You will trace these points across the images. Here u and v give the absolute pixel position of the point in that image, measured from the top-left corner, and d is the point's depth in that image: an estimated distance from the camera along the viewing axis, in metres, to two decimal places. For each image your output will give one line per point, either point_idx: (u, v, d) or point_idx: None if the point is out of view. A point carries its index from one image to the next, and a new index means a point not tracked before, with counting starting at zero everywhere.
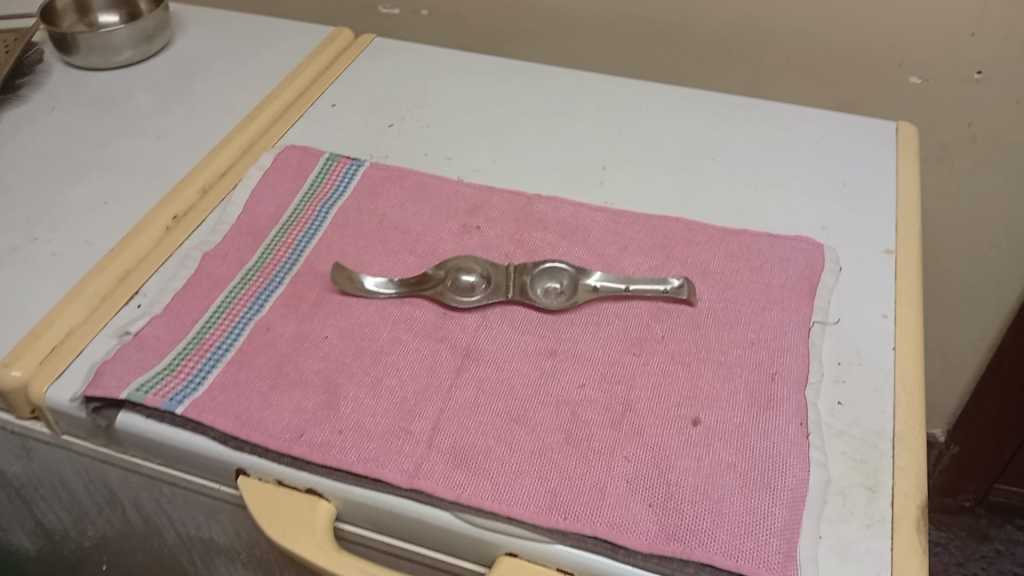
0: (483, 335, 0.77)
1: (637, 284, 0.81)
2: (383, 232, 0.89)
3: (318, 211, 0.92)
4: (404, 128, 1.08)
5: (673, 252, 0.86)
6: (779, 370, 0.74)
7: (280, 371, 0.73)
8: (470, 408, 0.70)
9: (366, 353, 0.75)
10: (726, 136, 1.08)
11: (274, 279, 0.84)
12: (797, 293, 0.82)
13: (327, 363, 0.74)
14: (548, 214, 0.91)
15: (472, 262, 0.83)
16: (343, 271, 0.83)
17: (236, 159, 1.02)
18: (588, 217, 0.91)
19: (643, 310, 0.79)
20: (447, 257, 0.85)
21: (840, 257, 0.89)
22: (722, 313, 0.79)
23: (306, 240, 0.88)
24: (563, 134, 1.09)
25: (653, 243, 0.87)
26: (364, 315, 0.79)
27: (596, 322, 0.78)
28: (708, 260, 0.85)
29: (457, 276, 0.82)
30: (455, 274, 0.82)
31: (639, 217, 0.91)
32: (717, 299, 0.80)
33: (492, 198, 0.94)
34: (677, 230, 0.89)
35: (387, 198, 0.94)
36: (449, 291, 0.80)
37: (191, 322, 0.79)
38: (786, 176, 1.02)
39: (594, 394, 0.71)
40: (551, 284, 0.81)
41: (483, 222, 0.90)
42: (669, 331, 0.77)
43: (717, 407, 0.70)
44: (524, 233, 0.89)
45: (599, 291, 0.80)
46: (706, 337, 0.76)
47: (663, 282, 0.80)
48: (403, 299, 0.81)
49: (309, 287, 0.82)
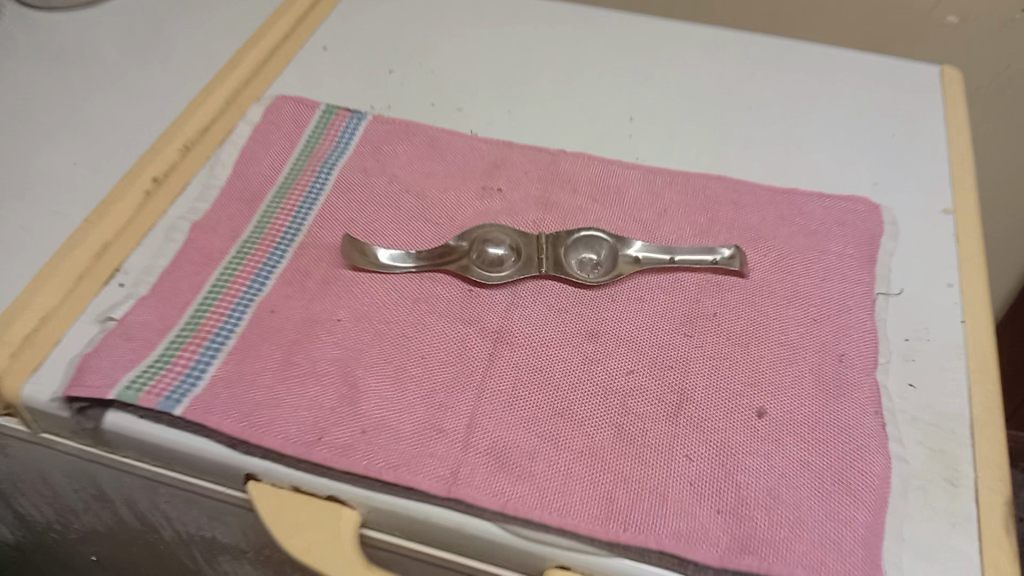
0: (516, 315, 0.69)
1: (683, 254, 0.73)
2: (394, 196, 0.80)
3: (318, 172, 0.82)
4: (407, 75, 0.98)
5: (716, 216, 0.78)
6: (845, 352, 0.67)
7: (291, 362, 0.65)
8: (509, 401, 0.62)
9: (385, 338, 0.67)
10: (760, 82, 0.99)
11: (275, 252, 0.74)
12: (856, 261, 0.75)
13: (343, 351, 0.66)
14: (576, 173, 0.82)
15: (499, 232, 0.75)
16: (354, 242, 0.74)
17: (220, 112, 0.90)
18: (621, 176, 0.82)
19: (691, 283, 0.71)
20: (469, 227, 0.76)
21: (895, 217, 0.81)
22: (777, 285, 0.71)
23: (307, 206, 0.79)
24: (582, 81, 0.99)
25: (695, 205, 0.79)
26: (379, 294, 0.71)
27: (640, 297, 0.70)
28: (757, 225, 0.77)
29: (482, 250, 0.73)
30: (480, 247, 0.73)
31: (675, 176, 0.82)
32: (771, 269, 0.73)
33: (513, 156, 0.84)
34: (720, 190, 0.81)
35: (395, 157, 0.84)
36: (475, 267, 0.72)
37: (184, 305, 0.70)
38: (828, 126, 0.93)
39: (645, 381, 0.64)
40: (587, 258, 0.74)
41: (506, 183, 0.81)
42: (721, 307, 0.70)
43: (782, 395, 0.63)
44: (551, 196, 0.80)
45: (642, 264, 0.72)
46: (763, 313, 0.69)
47: (712, 253, 0.72)
48: (422, 275, 0.72)
49: (315, 262, 0.73)
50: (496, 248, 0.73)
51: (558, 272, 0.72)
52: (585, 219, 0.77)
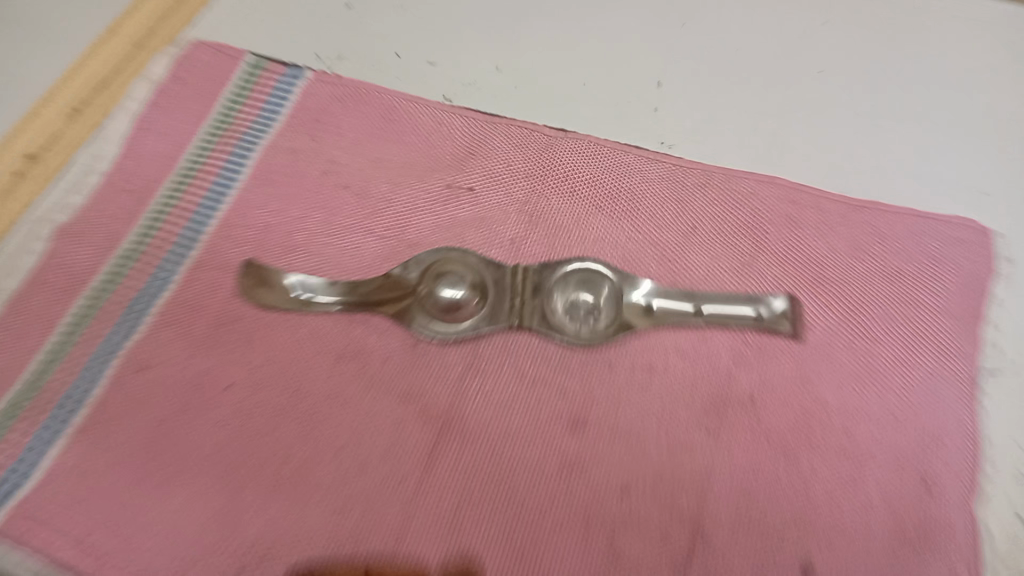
0: (472, 387, 0.50)
1: (713, 304, 0.53)
2: (328, 195, 0.59)
3: (233, 154, 0.61)
4: (366, 7, 0.72)
5: (767, 244, 0.56)
6: (934, 472, 0.47)
7: (161, 452, 0.49)
8: (448, 532, 0.45)
9: (292, 422, 0.49)
10: (847, 31, 0.72)
11: (157, 273, 0.55)
12: (961, 322, 0.53)
13: (231, 439, 0.49)
14: (577, 169, 0.60)
15: (457, 262, 0.55)
16: (257, 270, 0.54)
17: (114, 55, 0.68)
18: (637, 172, 0.60)
19: (722, 351, 0.51)
20: (422, 250, 0.56)
21: (1012, 247, 0.59)
22: (845, 358, 0.51)
23: (212, 206, 0.58)
24: (604, 12, 0.72)
25: (737, 222, 0.57)
26: (292, 349, 0.52)
27: (648, 366, 0.51)
28: (824, 259, 0.55)
29: (432, 288, 0.53)
30: (431, 284, 0.54)
31: (712, 180, 0.60)
32: (838, 329, 0.52)
33: (493, 141, 0.62)
34: (775, 200, 0.58)
35: (336, 131, 0.62)
36: (423, 314, 0.53)
37: (30, 352, 0.52)
38: (931, 100, 0.68)
39: (647, 506, 0.46)
40: (580, 302, 0.53)
41: (481, 178, 0.60)
42: (763, 388, 0.50)
43: (838, 541, 0.45)
44: (540, 205, 0.58)
45: (656, 318, 0.52)
46: (823, 400, 0.49)
47: (754, 305, 0.53)
48: (352, 319, 0.53)
49: (209, 293, 0.54)
50: (450, 288, 0.53)
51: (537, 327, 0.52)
52: (582, 243, 0.56)
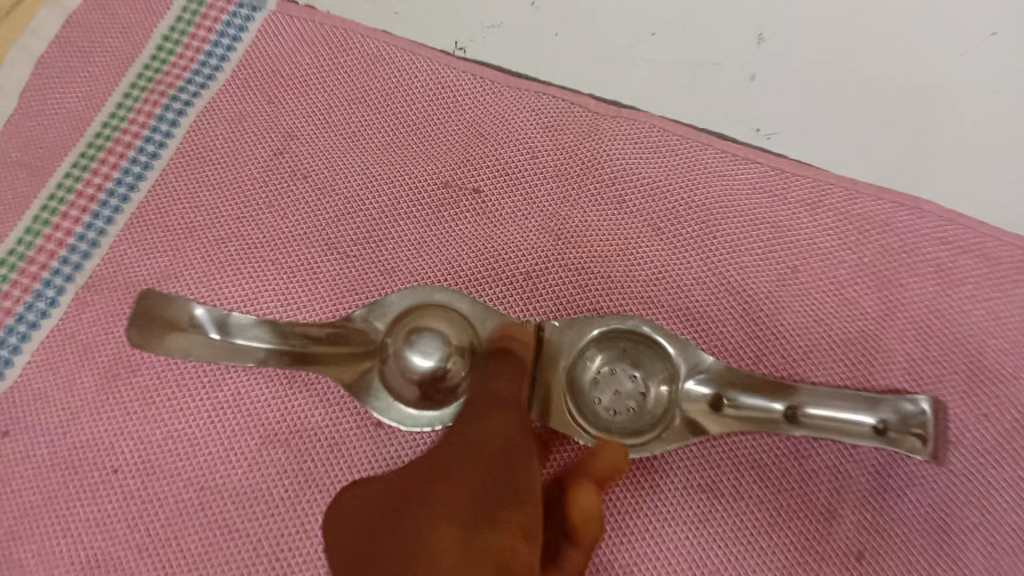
0: None
1: (816, 406, 0.37)
2: (277, 187, 0.42)
3: (161, 118, 0.44)
4: None
5: (896, 311, 0.39)
6: None
7: (23, 560, 0.36)
8: None
9: (195, 529, 0.36)
10: None
11: (39, 294, 0.40)
12: None
13: (114, 552, 0.36)
14: (631, 171, 0.42)
15: (441, 310, 0.38)
16: (168, 299, 0.38)
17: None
18: (719, 180, 0.42)
19: (816, 478, 0.37)
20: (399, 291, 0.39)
21: None
22: (990, 498, 0.36)
23: (122, 195, 0.42)
24: None
25: (855, 268, 0.40)
26: (203, 420, 0.37)
27: (712, 491, 0.37)
28: (980, 342, 0.38)
29: (401, 350, 0.37)
30: (400, 343, 0.37)
31: (824, 197, 0.41)
32: (985, 449, 0.37)
33: (513, 119, 0.44)
34: (918, 238, 0.40)
35: (302, 89, 0.45)
36: (393, 390, 0.37)
37: None
38: None
39: None
40: (620, 383, 0.39)
41: (496, 176, 0.43)
42: (868, 538, 0.36)
43: None
44: (573, 223, 0.42)
45: (725, 415, 0.38)
46: (948, 560, 0.36)
47: (871, 410, 0.36)
48: (289, 379, 0.38)
49: (101, 331, 0.39)
50: (429, 352, 0.36)
51: (559, 419, 0.38)
52: (628, 289, 0.40)
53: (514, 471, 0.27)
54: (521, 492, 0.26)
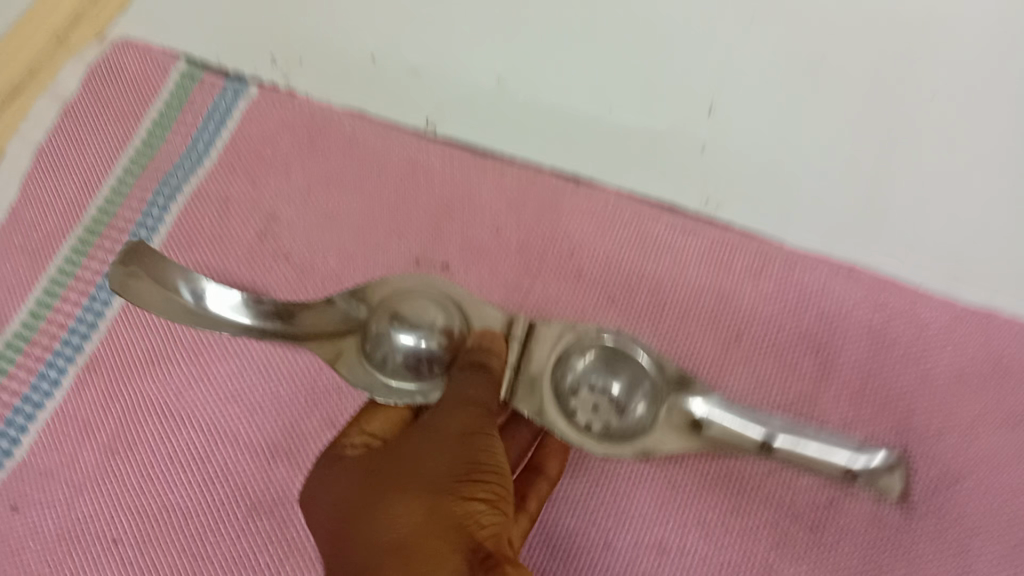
0: None
1: (786, 441, 0.39)
2: (262, 267, 0.46)
3: (153, 206, 0.47)
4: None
5: (830, 374, 0.42)
6: None
7: None
8: None
9: None
10: None
11: (43, 375, 0.43)
12: None
13: None
14: (589, 245, 0.46)
15: (430, 299, 0.41)
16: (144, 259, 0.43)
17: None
18: (669, 253, 0.45)
19: (756, 534, 0.40)
20: (397, 282, 0.42)
21: None
22: (916, 552, 0.39)
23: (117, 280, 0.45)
24: None
25: (794, 336, 0.43)
26: (196, 492, 0.41)
27: (662, 546, 0.40)
28: (907, 404, 0.42)
29: (386, 331, 0.40)
30: (384, 325, 0.41)
31: (768, 264, 0.44)
32: (909, 506, 0.40)
33: (475, 202, 0.47)
34: (851, 304, 0.43)
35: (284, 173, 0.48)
36: (373, 365, 0.41)
37: None
38: None
39: None
40: (601, 399, 0.40)
41: (463, 250, 0.46)
42: None
43: None
44: (535, 294, 0.45)
45: (701, 437, 0.40)
46: None
47: (849, 453, 0.39)
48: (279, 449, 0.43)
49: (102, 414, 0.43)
50: (417, 332, 0.40)
51: (526, 406, 0.41)
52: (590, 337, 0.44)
53: (468, 449, 0.31)
54: (475, 472, 0.30)
